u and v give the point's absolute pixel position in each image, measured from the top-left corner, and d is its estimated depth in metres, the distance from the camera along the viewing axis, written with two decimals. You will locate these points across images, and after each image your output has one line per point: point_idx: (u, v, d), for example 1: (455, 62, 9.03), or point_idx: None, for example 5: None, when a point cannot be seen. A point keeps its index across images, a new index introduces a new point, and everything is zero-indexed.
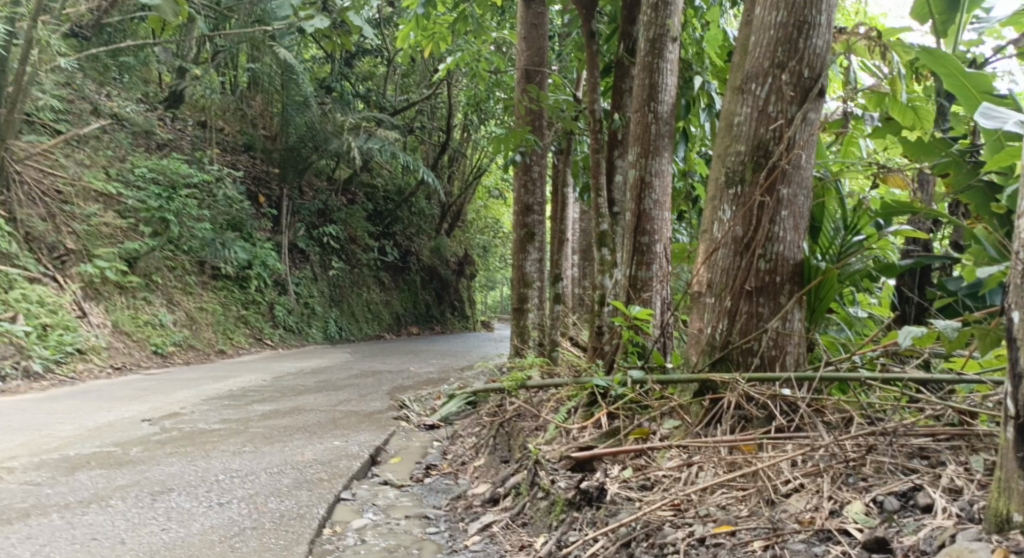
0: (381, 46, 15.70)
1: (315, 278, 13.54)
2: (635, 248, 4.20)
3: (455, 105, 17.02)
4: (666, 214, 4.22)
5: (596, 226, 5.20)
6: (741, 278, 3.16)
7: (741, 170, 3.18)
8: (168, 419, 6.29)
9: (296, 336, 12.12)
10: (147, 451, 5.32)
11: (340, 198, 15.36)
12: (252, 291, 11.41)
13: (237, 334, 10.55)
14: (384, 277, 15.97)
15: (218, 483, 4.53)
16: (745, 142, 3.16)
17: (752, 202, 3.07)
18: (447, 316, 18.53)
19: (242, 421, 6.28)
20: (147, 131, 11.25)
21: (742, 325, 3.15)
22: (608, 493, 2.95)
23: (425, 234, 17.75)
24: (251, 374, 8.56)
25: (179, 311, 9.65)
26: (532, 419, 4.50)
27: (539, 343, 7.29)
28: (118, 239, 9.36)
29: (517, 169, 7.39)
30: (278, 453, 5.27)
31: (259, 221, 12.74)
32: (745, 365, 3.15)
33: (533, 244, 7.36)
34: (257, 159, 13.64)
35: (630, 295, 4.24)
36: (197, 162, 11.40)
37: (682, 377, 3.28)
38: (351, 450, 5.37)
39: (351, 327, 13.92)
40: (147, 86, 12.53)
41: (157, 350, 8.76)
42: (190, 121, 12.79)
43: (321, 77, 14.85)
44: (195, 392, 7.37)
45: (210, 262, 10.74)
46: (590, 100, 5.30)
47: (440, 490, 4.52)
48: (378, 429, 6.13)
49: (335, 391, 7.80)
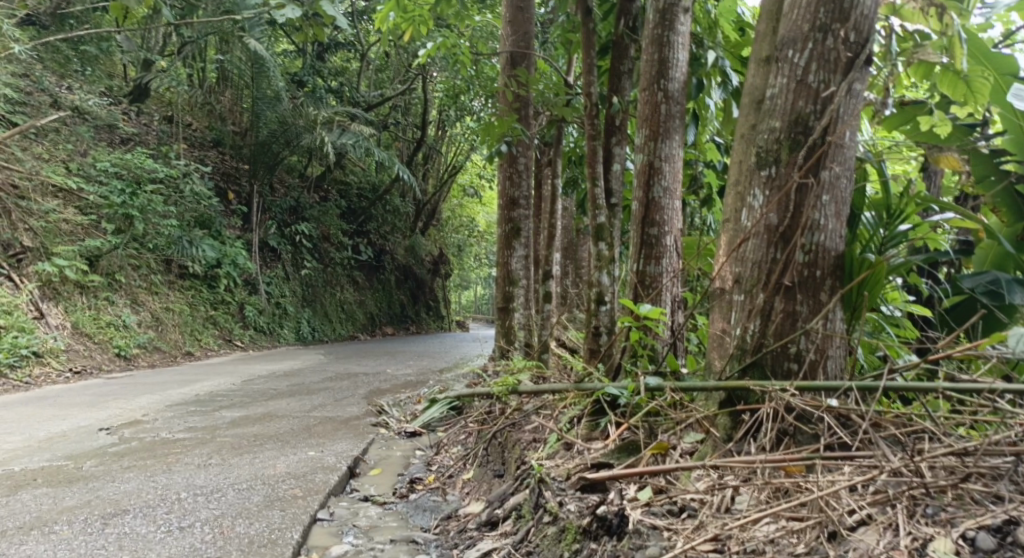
0: (355, 38, 15.17)
1: (286, 277, 13.00)
2: (643, 240, 3.80)
3: (431, 100, 16.57)
4: (677, 202, 3.83)
5: (593, 218, 4.80)
6: (775, 273, 2.78)
7: (775, 149, 2.80)
8: (128, 428, 5.77)
9: (267, 338, 11.59)
10: (102, 465, 4.82)
11: (312, 196, 14.82)
12: (221, 291, 10.87)
13: (204, 335, 10.01)
14: (358, 276, 15.48)
15: (181, 503, 4.06)
16: (781, 117, 2.77)
17: (792, 185, 2.69)
18: (422, 316, 18.08)
19: (208, 430, 5.78)
20: (110, 124, 10.66)
21: (778, 325, 2.77)
22: (630, 520, 2.57)
23: (400, 232, 17.27)
24: (219, 378, 8.04)
25: (143, 311, 9.10)
26: (529, 429, 4.10)
27: (526, 344, 6.91)
28: (79, 237, 8.78)
29: (502, 160, 6.98)
30: (247, 466, 4.82)
31: (227, 218, 12.18)
32: (779, 372, 2.77)
33: (520, 239, 7.00)
34: (226, 154, 13.09)
35: (637, 292, 3.83)
36: (161, 155, 10.68)
37: (706, 384, 2.90)
38: (327, 462, 4.93)
39: (324, 327, 13.41)
40: (110, 78, 11.90)
41: (120, 353, 8.20)
42: (156, 115, 12.18)
43: (292, 71, 14.30)
44: (157, 397, 6.85)
45: (177, 260, 10.19)
46: (585, 82, 4.90)
47: (427, 508, 4.10)
48: (356, 437, 5.70)
49: (309, 396, 7.33)
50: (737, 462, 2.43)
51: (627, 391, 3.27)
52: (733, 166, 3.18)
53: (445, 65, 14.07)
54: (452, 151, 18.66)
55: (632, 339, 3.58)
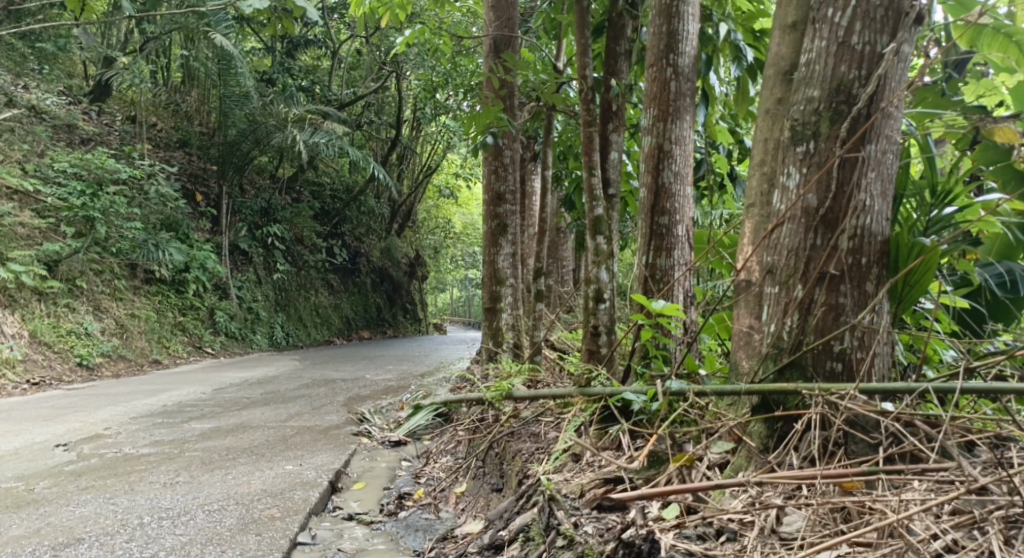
0: (327, 36, 14.70)
1: (258, 281, 12.54)
2: (652, 231, 3.49)
3: (405, 99, 16.14)
4: (688, 189, 3.52)
5: (589, 210, 4.53)
6: (815, 261, 2.45)
7: (813, 122, 2.46)
8: (88, 443, 5.34)
9: (239, 344, 11.12)
10: (57, 486, 4.39)
11: (284, 197, 14.33)
12: (190, 296, 10.39)
13: (173, 342, 9.53)
14: (333, 279, 15.03)
15: (144, 529, 3.67)
16: (820, 85, 2.45)
17: (835, 161, 2.37)
18: (400, 319, 17.67)
19: (176, 444, 5.37)
20: (70, 125, 10.12)
21: (819, 320, 2.44)
22: (663, 546, 2.22)
23: (375, 234, 16.85)
24: (188, 387, 7.60)
25: (107, 318, 8.62)
26: (530, 440, 3.76)
27: (515, 346, 6.59)
28: (36, 241, 8.27)
29: (486, 154, 6.68)
30: (219, 484, 4.43)
31: (195, 221, 11.66)
32: (822, 373, 2.43)
33: (506, 236, 6.68)
34: (193, 156, 12.45)
35: (647, 287, 3.51)
36: (124, 156, 10.13)
37: (736, 387, 2.57)
38: (306, 477, 4.56)
39: (298, 332, 12.96)
40: (70, 77, 11.37)
41: (82, 362, 7.74)
42: (119, 116, 11.63)
43: (261, 70, 13.82)
44: (121, 409, 6.40)
45: (142, 265, 9.70)
46: (580, 65, 4.60)
47: (420, 527, 3.75)
48: (336, 448, 5.32)
49: (284, 404, 6.92)
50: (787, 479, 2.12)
51: (647, 397, 2.97)
52: (760, 145, 2.86)
53: (420, 61, 13.71)
54: (427, 151, 18.28)
55: (643, 338, 3.26)
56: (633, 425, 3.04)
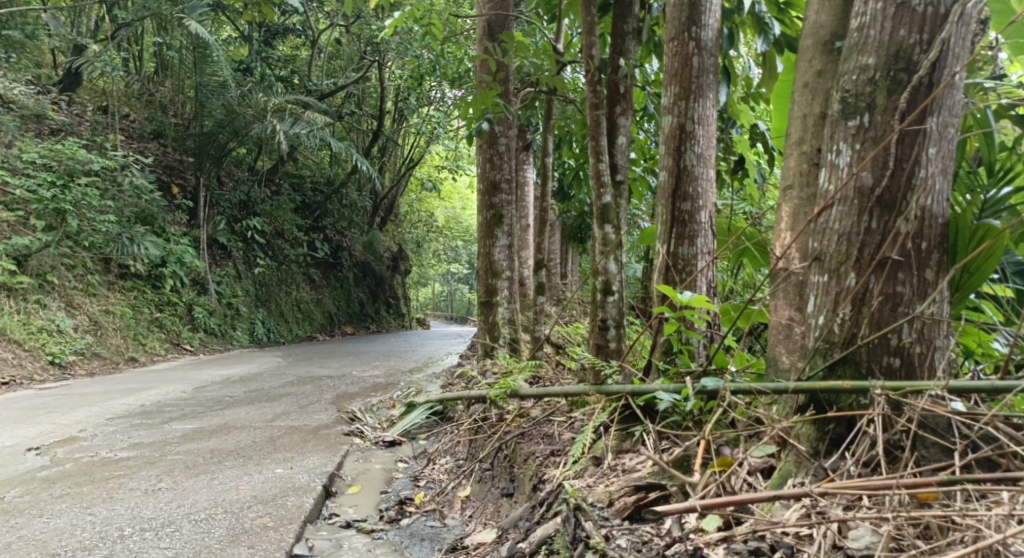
0: (306, 25, 14.29)
1: (238, 276, 12.17)
2: (673, 217, 3.27)
3: (387, 89, 15.76)
4: (711, 172, 3.28)
5: (595, 197, 4.34)
6: (868, 247, 2.22)
7: (868, 92, 2.23)
8: (63, 447, 5.03)
9: (219, 340, 10.77)
10: (29, 494, 4.10)
11: (264, 190, 13.92)
12: (167, 292, 10.03)
13: (150, 339, 9.18)
14: (315, 274, 14.66)
15: (125, 543, 3.41)
16: (875, 52, 2.22)
17: (894, 135, 2.14)
18: (382, 314, 17.33)
19: (157, 446, 5.08)
20: (39, 115, 9.68)
21: (874, 311, 2.21)
22: None
23: (357, 228, 16.48)
24: (169, 385, 7.28)
25: (81, 315, 8.26)
26: (542, 440, 3.53)
27: (511, 341, 6.36)
28: (5, 235, 7.91)
29: (480, 141, 6.44)
30: (205, 490, 4.16)
31: (172, 214, 11.27)
32: (878, 372, 2.21)
33: (501, 227, 6.44)
34: (168, 148, 12.02)
35: (667, 278, 3.29)
36: (97, 146, 9.70)
37: (782, 384, 2.33)
38: (298, 481, 4.30)
39: (280, 328, 12.61)
40: (38, 67, 10.93)
41: (54, 361, 7.40)
42: (91, 107, 11.20)
43: (239, 59, 13.40)
44: (99, 409, 6.10)
45: (117, 260, 9.33)
46: (585, 44, 4.37)
47: (425, 535, 3.52)
48: (328, 450, 5.06)
49: (270, 403, 6.64)
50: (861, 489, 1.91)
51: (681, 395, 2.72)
52: (797, 122, 2.63)
53: (403, 50, 13.37)
54: (409, 143, 17.94)
55: (667, 331, 3.03)
56: (660, 426, 2.80)
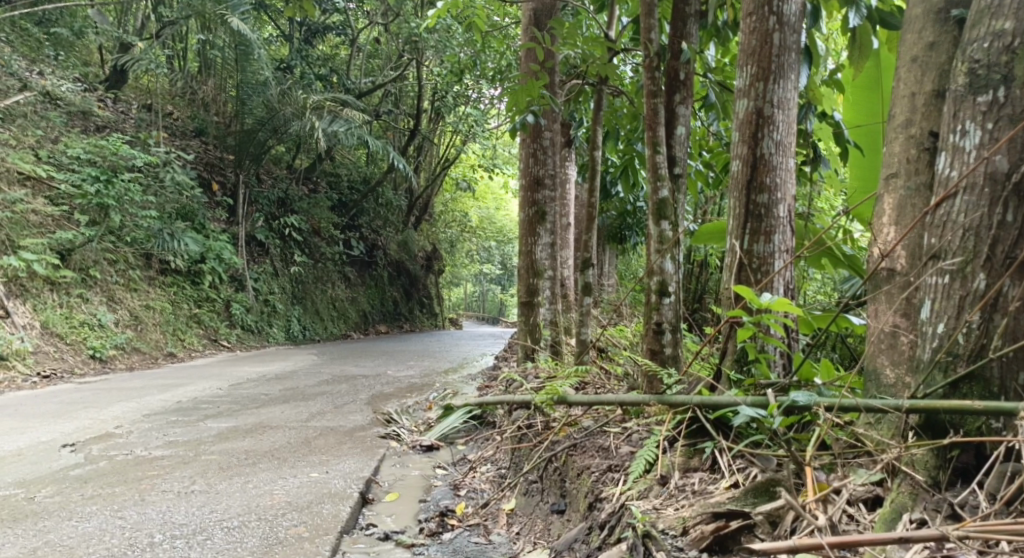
0: (346, 23, 14.15)
1: (275, 273, 12.07)
2: (748, 211, 2.96)
3: (425, 88, 15.57)
4: (791, 162, 2.98)
5: (652, 191, 4.05)
6: (1002, 244, 1.95)
7: (1005, 63, 1.95)
8: (97, 444, 4.87)
9: (255, 337, 10.66)
10: (61, 495, 3.93)
11: (302, 188, 13.81)
12: (206, 288, 9.95)
13: (188, 335, 9.08)
14: (349, 272, 14.53)
15: (155, 552, 3.21)
16: (1015, 16, 1.95)
17: None
18: (416, 314, 17.15)
19: (192, 445, 4.90)
20: (85, 111, 9.65)
21: (1011, 320, 1.94)
22: None
23: (392, 227, 16.32)
24: (205, 381, 7.14)
25: (121, 309, 8.18)
26: (595, 451, 3.26)
27: (555, 344, 6.09)
28: (49, 229, 7.85)
29: (524, 134, 6.18)
30: (239, 494, 3.95)
31: (212, 210, 11.19)
32: (1012, 389, 1.96)
33: (545, 225, 6.16)
34: (209, 145, 11.95)
35: (739, 279, 2.99)
36: (139, 142, 9.64)
37: (894, 402, 2.06)
38: (334, 487, 4.08)
39: (315, 326, 12.48)
40: (84, 65, 10.93)
41: (95, 354, 7.31)
42: (135, 104, 11.15)
43: (278, 58, 13.30)
44: (134, 405, 5.96)
45: (157, 255, 9.25)
46: (644, 27, 4.10)
47: (471, 552, 3.27)
48: (364, 453, 4.83)
49: (305, 402, 6.44)
50: (1009, 535, 1.65)
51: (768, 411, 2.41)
52: (904, 102, 2.34)
53: (442, 48, 13.15)
54: (446, 142, 17.75)
55: (741, 335, 2.74)
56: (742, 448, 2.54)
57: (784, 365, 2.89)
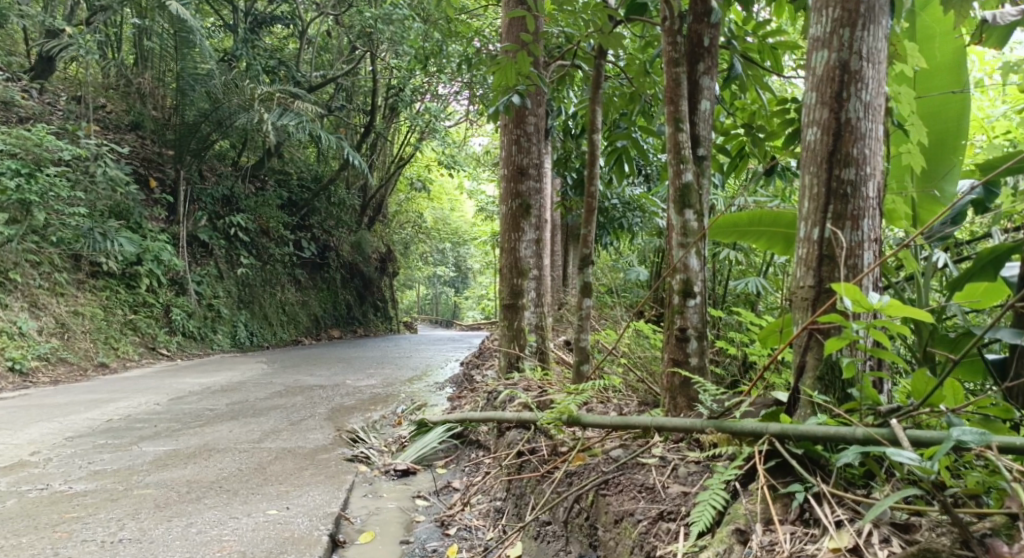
0: (295, 14, 13.22)
1: (220, 275, 11.14)
2: (830, 190, 2.38)
3: (380, 81, 14.67)
4: (880, 129, 2.40)
5: (673, 174, 3.45)
6: None
7: None
8: (7, 477, 4.05)
9: (199, 345, 9.76)
10: None
11: (249, 186, 12.81)
12: (143, 292, 9.00)
13: (123, 343, 8.16)
14: (300, 275, 13.63)
15: None
16: None
17: None
18: (370, 317, 16.32)
19: (124, 475, 4.13)
20: (6, 101, 8.68)
21: None
22: None
23: (345, 227, 15.45)
24: (142, 396, 6.28)
25: (45, 316, 7.25)
26: (632, 491, 2.63)
27: (540, 351, 5.45)
28: None
29: (505, 118, 5.52)
30: (181, 542, 3.22)
31: (149, 208, 10.20)
32: None
33: (530, 219, 5.52)
34: (147, 139, 10.94)
35: (819, 275, 2.39)
36: (68, 134, 8.67)
37: None
38: (298, 529, 3.37)
39: (263, 331, 11.60)
40: (6, 52, 9.87)
41: (14, 367, 6.41)
42: (63, 95, 10.09)
43: (222, 47, 12.29)
44: (58, 426, 5.12)
45: (88, 256, 8.26)
46: None
47: None
48: (327, 482, 4.11)
49: (257, 419, 5.66)
50: None
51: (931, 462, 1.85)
52: None
53: (399, 39, 12.20)
54: (400, 139, 16.86)
55: (830, 348, 2.15)
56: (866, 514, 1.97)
57: (888, 380, 2.32)
